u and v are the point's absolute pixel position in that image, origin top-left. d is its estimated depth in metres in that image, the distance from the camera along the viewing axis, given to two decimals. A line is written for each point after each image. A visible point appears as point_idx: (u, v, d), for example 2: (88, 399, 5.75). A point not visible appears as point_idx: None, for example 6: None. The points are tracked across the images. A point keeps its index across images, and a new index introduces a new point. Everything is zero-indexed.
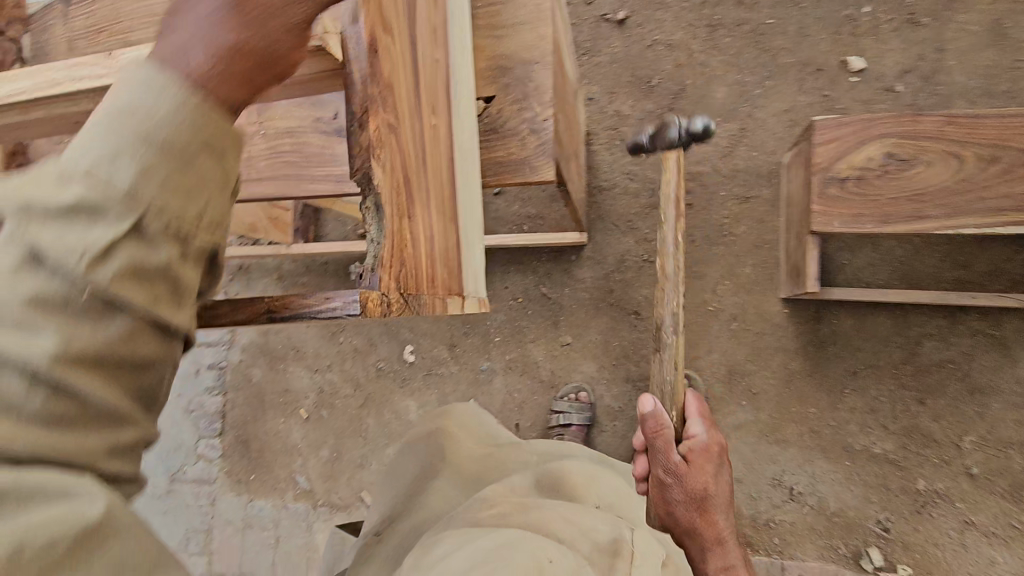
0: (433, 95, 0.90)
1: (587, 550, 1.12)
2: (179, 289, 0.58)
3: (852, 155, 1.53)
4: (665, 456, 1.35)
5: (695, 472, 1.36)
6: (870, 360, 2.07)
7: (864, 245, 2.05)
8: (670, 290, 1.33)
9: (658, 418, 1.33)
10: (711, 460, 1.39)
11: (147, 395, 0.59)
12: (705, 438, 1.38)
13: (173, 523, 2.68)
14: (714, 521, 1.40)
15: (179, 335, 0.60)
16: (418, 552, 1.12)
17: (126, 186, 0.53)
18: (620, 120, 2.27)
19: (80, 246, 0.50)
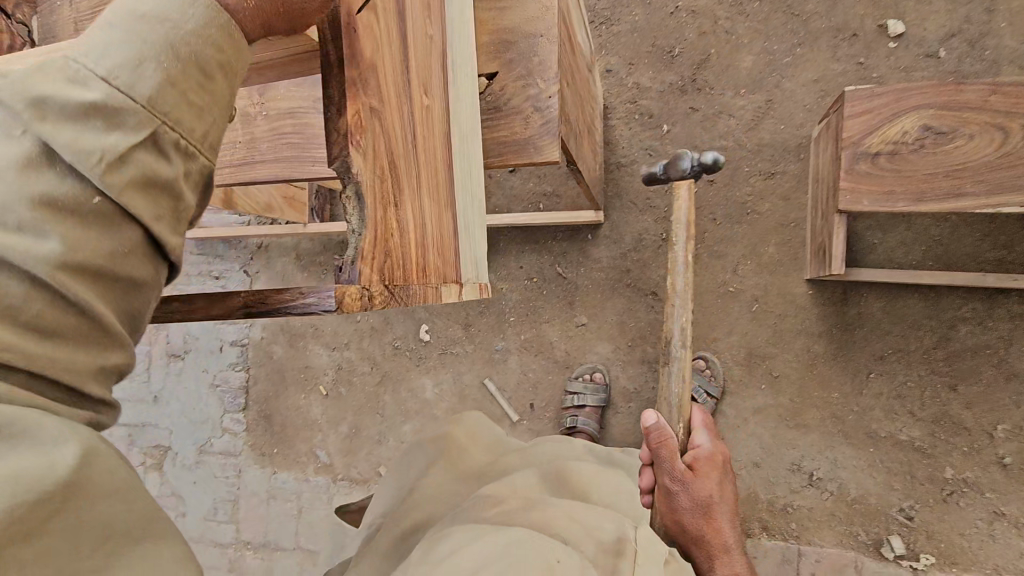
0: (426, 72, 0.86)
1: (592, 552, 1.09)
2: (178, 211, 0.61)
3: (885, 128, 1.43)
4: (670, 466, 1.44)
5: (701, 481, 1.45)
6: (899, 344, 1.98)
7: (897, 224, 1.94)
8: (677, 312, 1.42)
9: (662, 430, 1.44)
10: (716, 470, 1.49)
11: (132, 318, 0.61)
12: (709, 448, 1.50)
13: (201, 492, 2.72)
14: (723, 533, 1.45)
15: (167, 260, 0.62)
16: (423, 547, 1.12)
17: (146, 95, 0.55)
18: (639, 93, 2.18)
19: (100, 148, 0.53)
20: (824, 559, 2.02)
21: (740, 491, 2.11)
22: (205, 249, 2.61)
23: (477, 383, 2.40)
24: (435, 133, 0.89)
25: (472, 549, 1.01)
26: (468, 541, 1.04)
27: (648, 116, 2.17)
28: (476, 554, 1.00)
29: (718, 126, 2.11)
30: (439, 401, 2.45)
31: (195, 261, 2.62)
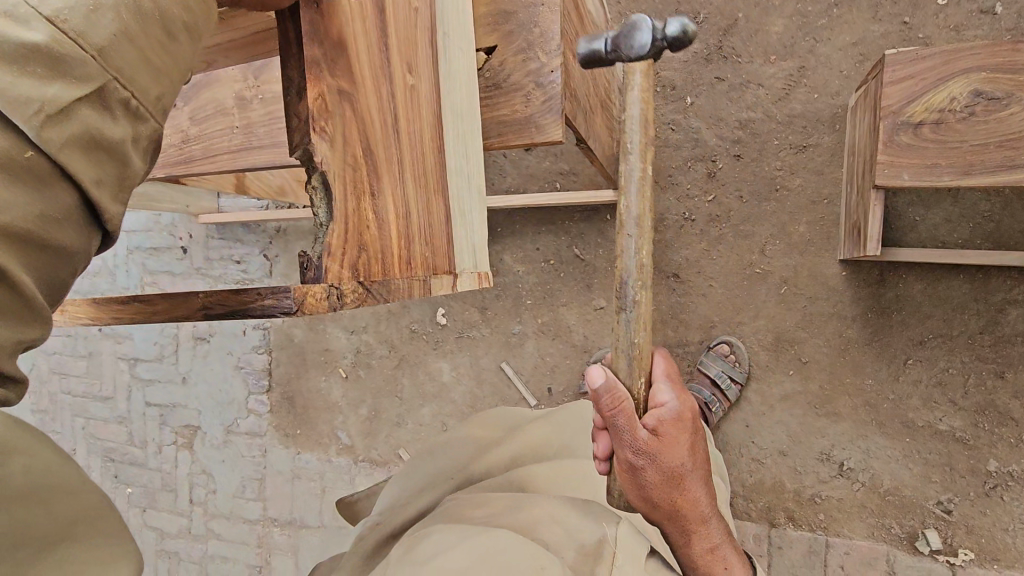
0: (409, 52, 0.83)
1: (572, 558, 1.06)
2: (124, 176, 0.59)
3: (930, 94, 1.30)
4: (630, 440, 1.02)
5: (671, 455, 1.04)
6: (940, 329, 1.85)
7: (942, 199, 1.79)
8: (632, 240, 1.01)
9: (614, 392, 1.00)
10: (686, 436, 1.05)
11: (57, 292, 0.57)
12: (677, 407, 1.04)
13: (229, 470, 2.78)
14: (696, 505, 1.10)
15: (100, 228, 0.59)
16: (403, 546, 1.11)
17: (97, 45, 0.53)
18: (661, 63, 2.06)
19: (42, 99, 0.50)
20: (853, 552, 1.95)
21: (765, 480, 2.04)
22: (225, 233, 2.60)
23: (494, 367, 2.37)
24: (419, 115, 0.86)
25: (453, 555, 1.01)
26: (450, 545, 1.04)
27: (670, 88, 2.05)
28: (460, 560, 0.99)
29: (746, 96, 1.97)
30: (456, 385, 2.43)
31: (216, 247, 2.62)
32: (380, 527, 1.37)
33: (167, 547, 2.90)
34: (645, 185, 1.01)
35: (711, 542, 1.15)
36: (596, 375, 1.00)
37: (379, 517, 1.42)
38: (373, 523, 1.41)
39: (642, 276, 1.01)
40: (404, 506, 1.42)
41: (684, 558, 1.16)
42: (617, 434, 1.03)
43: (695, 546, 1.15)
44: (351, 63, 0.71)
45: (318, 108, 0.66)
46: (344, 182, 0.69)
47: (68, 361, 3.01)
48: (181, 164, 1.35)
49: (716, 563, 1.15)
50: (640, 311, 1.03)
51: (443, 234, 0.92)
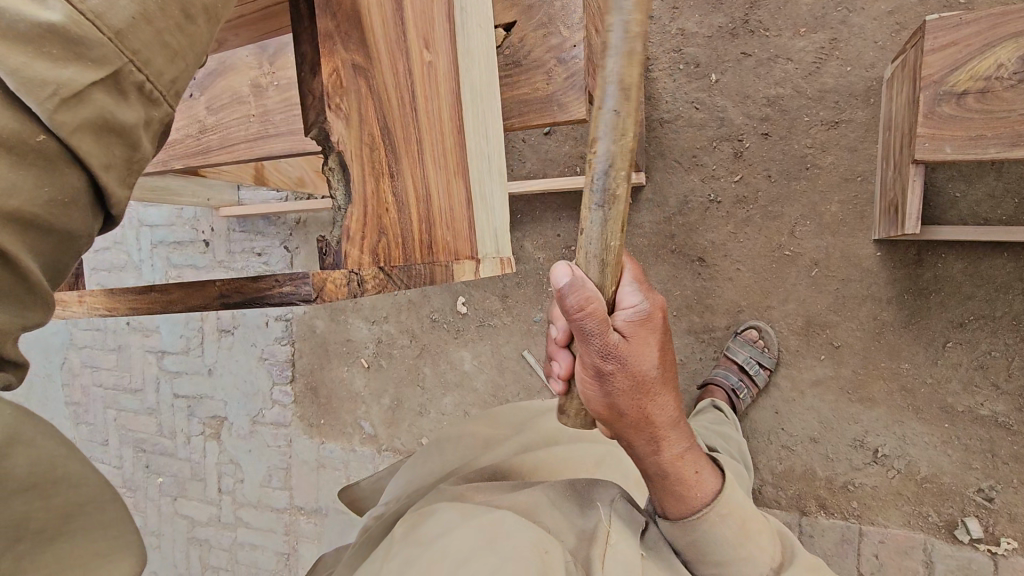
0: (425, 25, 0.80)
1: (573, 542, 1.04)
2: (132, 161, 0.57)
3: (976, 61, 1.22)
4: (599, 344, 0.81)
5: (640, 356, 0.85)
6: (982, 311, 1.77)
7: (985, 173, 1.71)
8: (613, 114, 0.74)
9: (584, 293, 0.77)
10: (652, 337, 0.87)
11: (55, 273, 0.55)
12: (645, 308, 0.85)
13: (254, 460, 2.82)
14: (661, 410, 0.94)
15: (106, 209, 0.57)
16: (406, 524, 1.06)
17: (115, 27, 0.52)
18: (685, 40, 1.99)
19: (57, 81, 0.48)
20: (888, 541, 1.89)
21: (796, 468, 1.98)
22: (246, 226, 2.61)
23: (515, 356, 2.34)
24: (437, 93, 0.83)
25: (457, 538, 0.96)
26: (453, 526, 0.99)
27: (694, 65, 1.98)
28: (464, 543, 0.95)
29: (773, 71, 1.90)
30: (478, 374, 2.41)
31: (238, 239, 2.63)
32: (382, 516, 1.28)
33: (197, 535, 2.96)
34: (635, 44, 0.71)
35: (678, 446, 1.00)
36: (561, 273, 0.78)
37: (385, 507, 1.33)
38: (378, 513, 1.32)
39: (621, 162, 0.75)
40: (405, 494, 1.34)
41: (653, 470, 1.00)
42: (584, 340, 0.81)
43: (664, 452, 0.98)
44: (366, 37, 0.69)
45: (333, 84, 0.64)
46: (362, 162, 0.67)
47: (98, 355, 3.08)
48: (199, 155, 1.33)
49: (685, 467, 1.02)
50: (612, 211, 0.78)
51: (465, 219, 0.90)
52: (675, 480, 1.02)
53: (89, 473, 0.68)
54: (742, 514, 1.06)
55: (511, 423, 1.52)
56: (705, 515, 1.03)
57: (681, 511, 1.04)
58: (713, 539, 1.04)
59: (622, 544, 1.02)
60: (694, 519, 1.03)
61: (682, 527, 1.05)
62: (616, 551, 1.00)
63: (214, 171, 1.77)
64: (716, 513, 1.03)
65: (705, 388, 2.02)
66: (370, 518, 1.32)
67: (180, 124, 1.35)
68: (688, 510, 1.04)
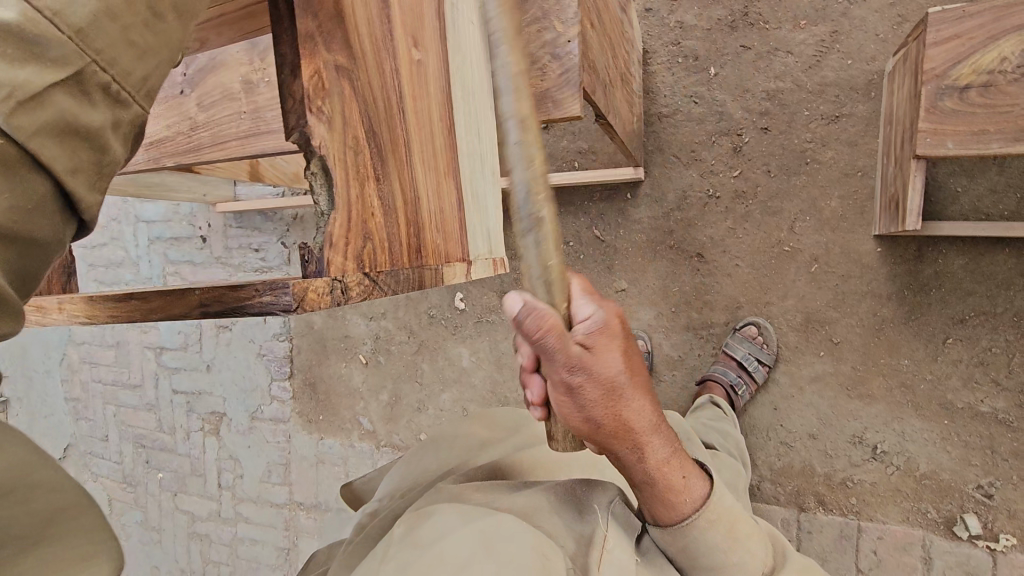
0: (411, 21, 0.78)
1: (573, 548, 1.02)
2: (102, 165, 0.56)
3: (978, 55, 1.20)
4: (563, 360, 0.76)
5: (607, 363, 0.82)
6: (983, 307, 1.75)
7: (987, 168, 1.69)
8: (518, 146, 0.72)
9: (539, 316, 0.72)
10: (614, 342, 0.83)
11: (27, 280, 0.54)
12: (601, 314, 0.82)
13: (254, 456, 2.82)
14: (639, 414, 0.90)
15: (75, 215, 0.56)
16: (404, 524, 1.05)
17: (76, 25, 0.50)
18: (684, 33, 1.96)
19: (12, 84, 0.47)
20: (887, 537, 1.88)
21: (794, 464, 1.98)
22: (242, 222, 2.59)
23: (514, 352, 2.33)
24: (427, 93, 0.81)
25: (453, 544, 0.95)
26: (450, 531, 0.98)
27: (693, 59, 1.96)
28: (460, 548, 0.94)
29: (773, 63, 1.88)
30: (476, 369, 2.40)
31: (235, 235, 2.61)
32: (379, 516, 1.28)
33: (198, 530, 2.97)
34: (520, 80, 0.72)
35: (660, 452, 0.97)
36: (512, 302, 0.72)
37: (381, 505, 1.33)
38: (373, 513, 1.31)
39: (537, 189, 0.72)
40: (401, 494, 1.33)
41: (641, 479, 0.97)
42: (547, 359, 0.76)
43: (648, 459, 0.95)
44: (350, 37, 0.67)
45: (314, 86, 0.62)
46: (346, 166, 0.66)
47: (97, 350, 3.08)
48: (190, 152, 1.32)
49: (673, 474, 0.99)
50: (544, 232, 0.75)
51: (455, 220, 0.88)
52: (663, 487, 1.00)
53: (67, 482, 0.70)
54: (731, 517, 1.06)
55: (507, 423, 1.51)
56: (695, 522, 1.02)
57: (671, 518, 1.03)
58: (703, 545, 1.03)
59: (619, 552, 1.02)
60: (683, 526, 1.02)
61: (671, 533, 1.04)
62: (613, 557, 1.01)
63: (207, 168, 1.75)
64: (705, 519, 1.02)
65: (703, 385, 2.01)
66: (366, 513, 1.32)
67: (170, 121, 1.33)
68: (679, 516, 1.02)
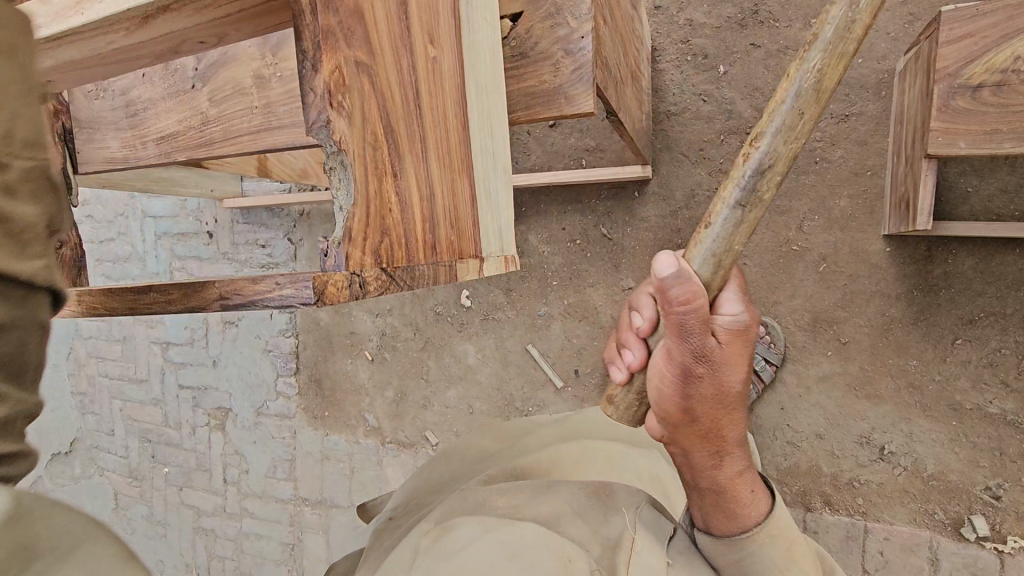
0: (427, 19, 0.78)
1: (598, 552, 1.02)
2: (19, 230, 0.51)
3: (992, 54, 1.18)
4: (696, 344, 0.81)
5: (730, 368, 0.85)
6: (993, 307, 1.75)
7: (997, 167, 1.68)
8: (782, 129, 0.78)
9: (687, 285, 0.79)
10: (743, 352, 0.86)
11: (8, 363, 0.52)
12: (742, 319, 0.85)
13: (260, 451, 2.83)
14: (733, 419, 0.91)
15: (20, 287, 0.52)
16: (429, 535, 1.05)
17: None
18: (692, 31, 1.96)
19: None
20: (894, 537, 1.88)
21: (801, 464, 1.97)
22: (250, 217, 2.60)
23: (519, 350, 2.33)
24: (442, 89, 0.81)
25: (480, 553, 0.95)
26: (473, 541, 0.98)
27: (702, 57, 1.96)
28: (486, 558, 0.94)
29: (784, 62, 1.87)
30: (481, 367, 2.40)
31: (242, 231, 2.62)
32: (394, 527, 1.28)
33: (203, 525, 2.99)
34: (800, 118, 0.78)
35: (738, 464, 0.95)
36: (665, 264, 0.80)
37: (397, 514, 1.34)
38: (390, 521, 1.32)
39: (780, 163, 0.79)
40: (412, 506, 1.33)
41: (706, 485, 0.95)
42: (682, 337, 0.81)
43: (724, 469, 0.94)
44: (368, 33, 0.67)
45: (335, 82, 0.62)
46: (365, 161, 0.66)
47: (104, 345, 3.10)
48: (202, 147, 1.31)
49: (743, 486, 0.95)
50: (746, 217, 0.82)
51: (469, 217, 0.89)
52: (728, 496, 0.95)
53: None
54: (791, 535, 0.98)
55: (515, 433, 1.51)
56: (756, 536, 0.95)
57: (727, 527, 0.97)
58: (761, 562, 0.95)
59: (647, 553, 0.99)
60: (744, 539, 0.95)
61: (728, 546, 0.97)
62: (641, 558, 0.98)
63: (217, 163, 1.75)
64: (767, 534, 0.95)
65: None
66: (381, 521, 1.34)
67: (183, 115, 1.31)
68: (736, 529, 0.96)
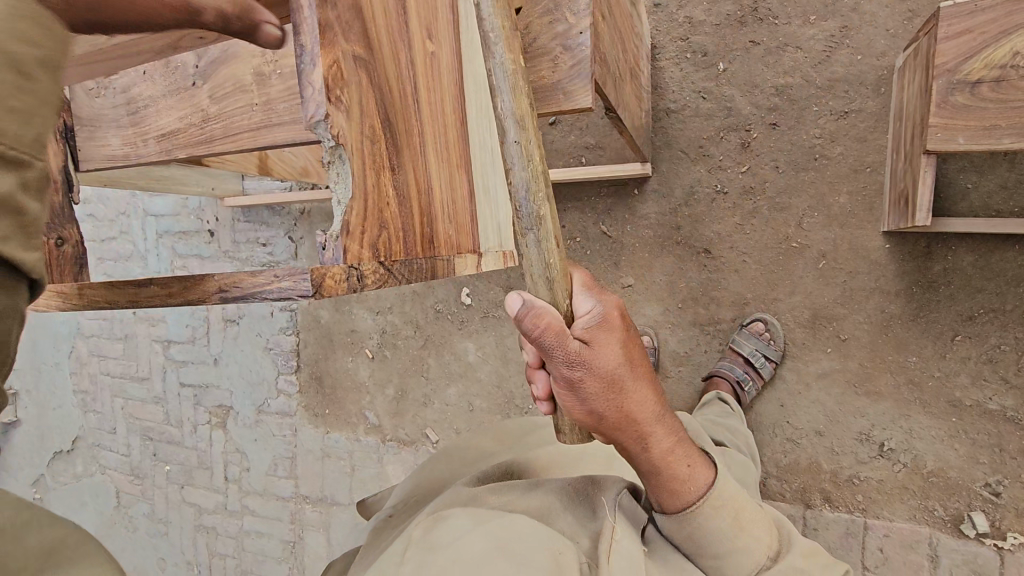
0: (426, 14, 0.79)
1: (587, 544, 1.03)
2: None
3: (992, 49, 1.18)
4: (562, 357, 0.81)
5: (607, 357, 0.85)
6: (992, 304, 1.75)
7: (997, 164, 1.68)
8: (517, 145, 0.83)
9: (538, 310, 0.79)
10: (616, 335, 0.86)
11: None
12: (600, 310, 0.87)
13: (261, 449, 2.83)
14: (642, 404, 0.92)
15: None
16: (422, 525, 1.05)
17: None
18: (692, 29, 1.96)
19: None
20: (893, 534, 1.88)
21: (800, 461, 1.98)
22: (251, 216, 2.60)
23: (519, 347, 2.33)
24: (440, 84, 0.82)
25: (471, 543, 0.95)
26: (465, 531, 0.97)
27: (701, 54, 1.96)
28: (477, 547, 0.94)
29: (783, 59, 1.87)
30: (481, 364, 2.40)
31: (243, 229, 2.62)
32: (393, 524, 1.28)
33: (204, 523, 2.99)
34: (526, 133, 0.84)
35: (668, 441, 0.98)
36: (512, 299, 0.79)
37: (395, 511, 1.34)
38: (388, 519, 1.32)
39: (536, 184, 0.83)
40: (411, 503, 1.34)
41: (645, 468, 0.98)
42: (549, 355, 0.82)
43: (653, 450, 0.96)
44: (367, 28, 0.68)
45: (333, 76, 0.63)
46: (362, 155, 0.67)
47: (105, 343, 3.11)
48: (203, 144, 1.31)
49: (678, 462, 1.00)
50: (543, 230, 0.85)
51: (468, 212, 0.89)
52: (668, 477, 1.00)
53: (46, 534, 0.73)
54: (737, 505, 1.05)
55: (513, 432, 1.52)
56: (700, 508, 1.01)
57: (676, 504, 1.03)
58: (710, 533, 1.02)
59: (628, 543, 0.99)
60: (691, 512, 1.02)
61: (679, 522, 1.03)
62: (622, 547, 0.98)
63: (219, 161, 1.76)
64: (711, 506, 1.02)
65: (710, 381, 2.02)
66: (380, 519, 1.34)
67: (184, 113, 1.31)
68: (682, 504, 1.02)
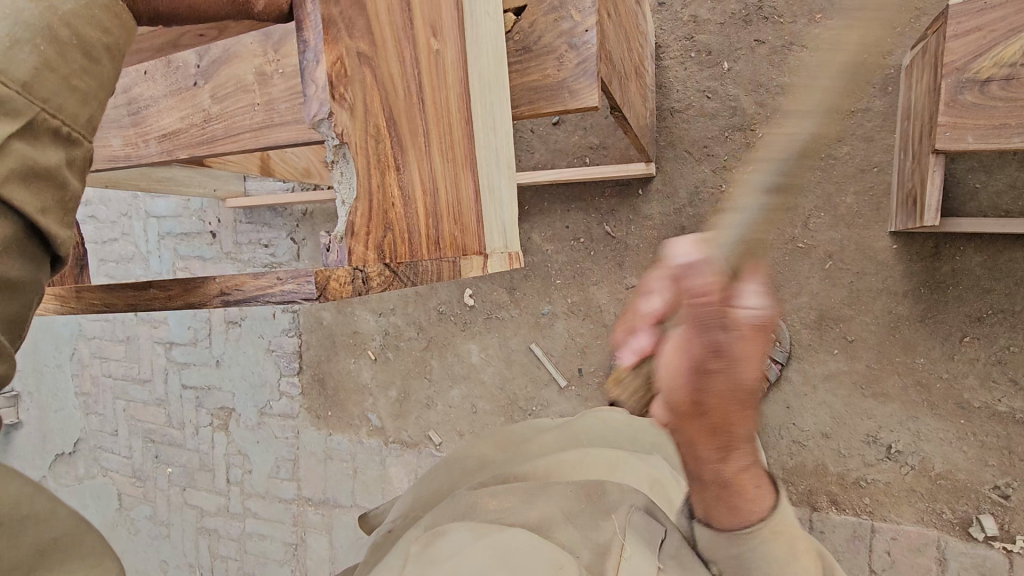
0: (429, 11, 0.78)
1: (587, 556, 1.01)
2: (66, 201, 0.60)
3: (1002, 47, 1.17)
4: (711, 336, 0.72)
5: (746, 367, 0.74)
6: (1001, 305, 1.73)
7: (1006, 163, 1.66)
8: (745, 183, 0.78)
9: (705, 278, 0.72)
10: (763, 347, 0.75)
11: (16, 323, 0.58)
12: (763, 314, 0.73)
13: (264, 451, 2.82)
14: (747, 421, 0.80)
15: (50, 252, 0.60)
16: (421, 540, 1.04)
17: (21, 79, 0.54)
18: (696, 28, 1.95)
19: None
20: (901, 537, 1.86)
21: (807, 463, 1.96)
22: (253, 217, 2.59)
23: (523, 349, 2.32)
24: (445, 82, 0.81)
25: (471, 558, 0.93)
26: (465, 547, 0.96)
27: (706, 53, 1.95)
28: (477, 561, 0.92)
29: (789, 58, 1.86)
30: (485, 366, 2.39)
31: (245, 230, 2.61)
32: (392, 538, 1.26)
33: (206, 525, 2.98)
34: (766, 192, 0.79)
35: (745, 459, 0.83)
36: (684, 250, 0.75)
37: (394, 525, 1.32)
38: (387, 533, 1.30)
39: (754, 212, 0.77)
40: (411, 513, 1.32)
41: (707, 477, 0.84)
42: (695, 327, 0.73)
43: (730, 461, 0.82)
44: (370, 25, 0.67)
45: (337, 73, 0.62)
46: (367, 155, 0.66)
47: (107, 345, 3.10)
48: (204, 144, 1.30)
49: (747, 479, 0.84)
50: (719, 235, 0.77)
51: (473, 212, 0.88)
52: (730, 489, 0.84)
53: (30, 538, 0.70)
54: (798, 535, 0.88)
55: (516, 438, 1.50)
56: (757, 532, 0.85)
57: (731, 522, 0.87)
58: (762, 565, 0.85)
59: (638, 557, 0.97)
60: (746, 534, 0.86)
61: (731, 541, 0.87)
62: (630, 563, 0.96)
63: (221, 162, 1.75)
64: (769, 532, 0.85)
65: None
66: (380, 535, 1.31)
67: (184, 113, 1.30)
68: (738, 524, 0.86)
